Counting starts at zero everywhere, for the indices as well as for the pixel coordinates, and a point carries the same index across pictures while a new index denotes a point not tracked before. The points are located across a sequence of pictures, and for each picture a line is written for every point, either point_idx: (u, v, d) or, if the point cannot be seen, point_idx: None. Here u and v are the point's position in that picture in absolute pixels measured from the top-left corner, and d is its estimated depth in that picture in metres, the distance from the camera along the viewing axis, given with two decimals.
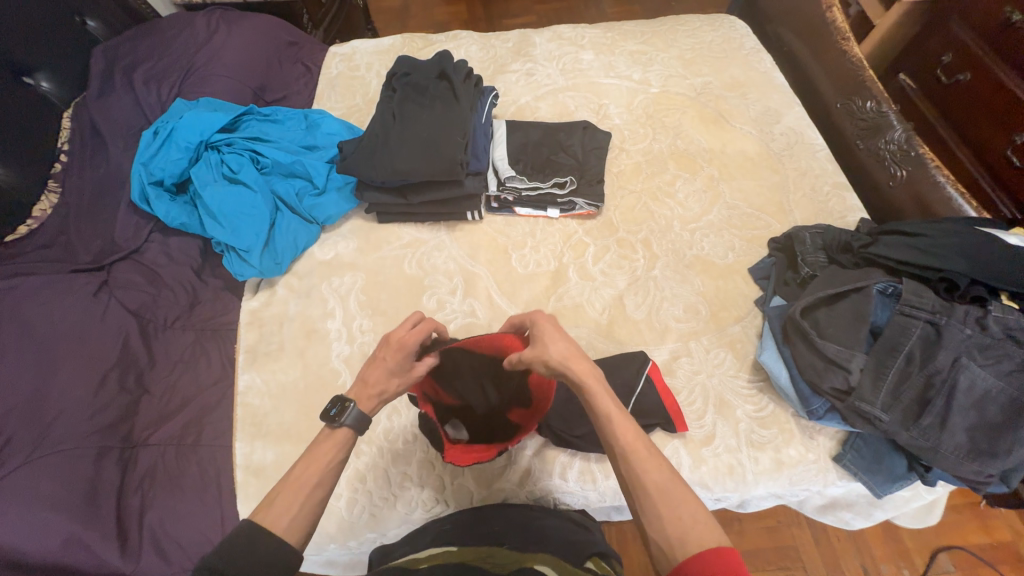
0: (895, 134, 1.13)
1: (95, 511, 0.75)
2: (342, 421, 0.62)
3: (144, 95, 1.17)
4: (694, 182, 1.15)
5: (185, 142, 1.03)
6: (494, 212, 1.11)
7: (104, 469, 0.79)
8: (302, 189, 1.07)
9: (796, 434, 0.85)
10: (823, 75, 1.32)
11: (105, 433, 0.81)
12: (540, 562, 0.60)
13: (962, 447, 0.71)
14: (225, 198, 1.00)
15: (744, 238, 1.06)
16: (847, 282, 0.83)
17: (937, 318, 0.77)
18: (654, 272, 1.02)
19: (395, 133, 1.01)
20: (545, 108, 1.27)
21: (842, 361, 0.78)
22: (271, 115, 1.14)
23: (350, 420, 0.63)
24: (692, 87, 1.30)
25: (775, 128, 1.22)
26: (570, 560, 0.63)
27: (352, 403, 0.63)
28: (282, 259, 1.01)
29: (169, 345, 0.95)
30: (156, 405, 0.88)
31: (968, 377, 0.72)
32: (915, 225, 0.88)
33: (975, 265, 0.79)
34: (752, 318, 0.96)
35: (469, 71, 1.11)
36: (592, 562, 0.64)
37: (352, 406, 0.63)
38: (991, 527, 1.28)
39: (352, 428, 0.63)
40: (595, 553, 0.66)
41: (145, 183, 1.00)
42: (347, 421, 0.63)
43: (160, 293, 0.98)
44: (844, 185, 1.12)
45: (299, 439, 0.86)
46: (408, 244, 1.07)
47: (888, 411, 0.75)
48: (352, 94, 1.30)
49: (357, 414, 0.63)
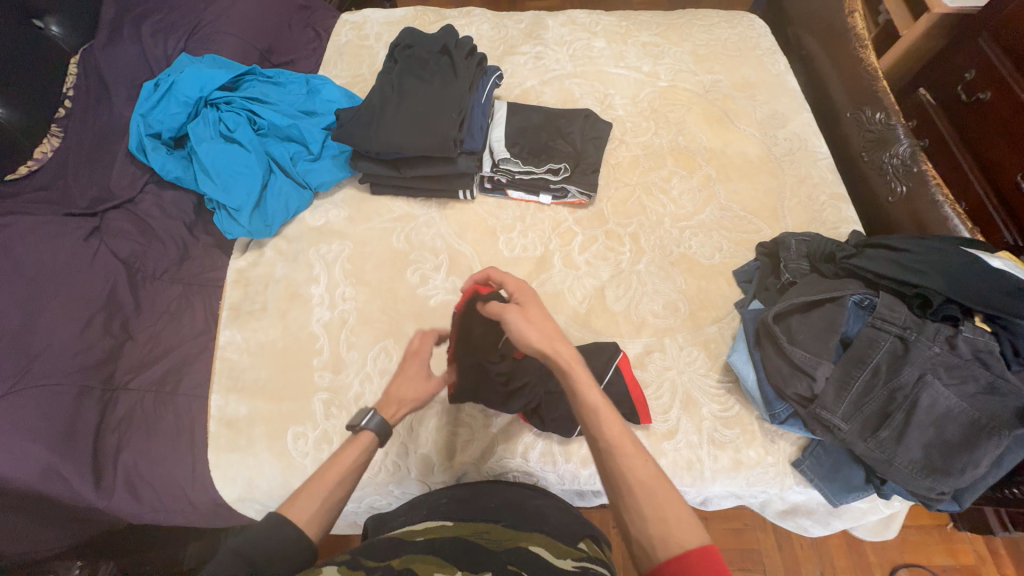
0: (900, 148, 1.10)
1: (73, 445, 0.78)
2: (365, 425, 0.64)
3: (152, 48, 1.17)
4: (691, 180, 1.14)
5: (184, 97, 1.04)
6: (487, 193, 1.12)
7: (82, 406, 0.81)
8: (297, 154, 1.08)
9: (758, 436, 0.86)
10: (837, 84, 1.29)
11: (87, 372, 0.84)
12: (534, 543, 0.62)
13: (916, 462, 0.72)
14: (219, 156, 1.01)
15: (732, 240, 1.06)
16: (825, 291, 0.83)
17: (907, 334, 0.77)
18: (638, 267, 1.02)
19: (392, 106, 1.02)
20: (550, 93, 1.26)
21: (807, 368, 0.78)
22: (273, 77, 1.15)
23: (372, 423, 0.64)
24: (701, 84, 1.28)
25: (779, 132, 1.21)
26: (563, 540, 0.66)
27: (373, 410, 0.65)
28: (272, 222, 1.03)
29: (155, 295, 0.96)
30: (138, 351, 0.90)
31: (931, 395, 0.73)
32: (900, 240, 0.88)
33: (952, 284, 0.79)
34: (730, 319, 0.96)
35: (472, 49, 1.10)
36: (584, 543, 0.67)
37: (370, 412, 0.65)
38: (956, 549, 1.29)
39: (374, 433, 0.64)
40: (586, 535, 0.70)
41: (143, 134, 1.02)
42: (368, 425, 0.64)
43: (151, 244, 1.00)
44: (841, 196, 1.11)
45: (273, 396, 0.89)
46: (399, 218, 1.07)
47: (848, 421, 0.76)
48: (358, 64, 1.30)
49: (379, 421, 0.65)
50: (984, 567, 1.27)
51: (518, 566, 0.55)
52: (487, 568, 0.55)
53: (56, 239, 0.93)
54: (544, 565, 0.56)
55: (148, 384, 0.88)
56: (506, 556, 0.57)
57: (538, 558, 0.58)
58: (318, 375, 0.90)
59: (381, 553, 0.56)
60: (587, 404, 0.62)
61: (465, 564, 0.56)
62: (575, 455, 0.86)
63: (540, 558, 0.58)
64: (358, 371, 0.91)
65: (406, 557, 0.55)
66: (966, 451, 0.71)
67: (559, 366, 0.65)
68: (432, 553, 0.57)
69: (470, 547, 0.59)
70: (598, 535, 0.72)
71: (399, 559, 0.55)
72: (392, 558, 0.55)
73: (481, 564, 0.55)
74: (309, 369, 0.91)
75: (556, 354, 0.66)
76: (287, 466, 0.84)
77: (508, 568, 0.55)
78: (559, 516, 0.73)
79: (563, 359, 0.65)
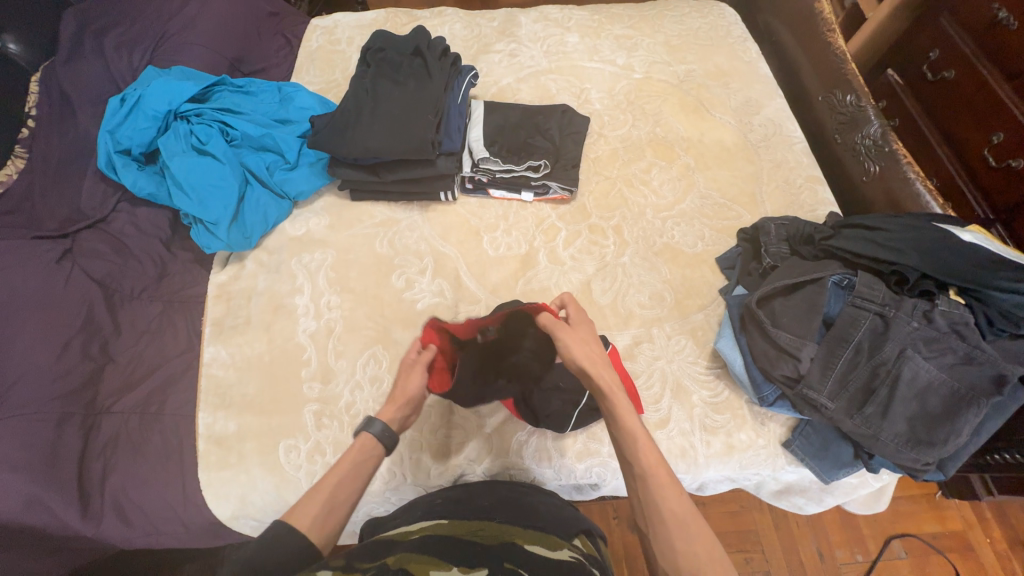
0: (872, 129, 1.12)
1: (56, 475, 0.76)
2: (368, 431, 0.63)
3: (116, 61, 1.14)
4: (670, 170, 1.15)
5: (152, 111, 1.01)
6: (469, 193, 1.11)
7: (64, 432, 0.79)
8: (272, 163, 1.06)
9: (748, 420, 0.87)
10: (808, 68, 1.31)
11: (68, 399, 0.81)
12: (528, 540, 0.62)
13: (902, 435, 0.74)
14: (193, 169, 0.99)
15: (714, 228, 1.07)
16: (805, 273, 0.85)
17: (886, 311, 0.79)
18: (623, 260, 1.03)
19: (368, 110, 1.00)
20: (526, 90, 1.26)
21: (792, 350, 0.80)
22: (243, 87, 1.13)
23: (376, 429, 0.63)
24: (675, 75, 1.29)
25: (754, 119, 1.22)
26: (559, 535, 0.66)
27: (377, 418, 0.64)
28: (251, 234, 1.01)
29: (135, 315, 0.94)
30: (120, 374, 0.88)
31: (912, 369, 0.74)
32: (875, 219, 0.89)
33: (927, 259, 0.81)
34: (715, 306, 0.97)
35: (445, 49, 1.09)
36: (579, 539, 0.68)
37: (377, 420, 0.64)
38: (945, 516, 1.33)
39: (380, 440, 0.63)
40: (581, 530, 0.70)
41: (111, 151, 0.99)
42: (371, 431, 0.63)
43: (127, 263, 0.97)
44: (817, 178, 1.12)
45: (261, 411, 0.88)
46: (382, 223, 1.06)
47: (834, 399, 0.77)
48: (331, 69, 1.28)
49: (380, 427, 0.63)
50: (972, 532, 1.31)
51: (513, 562, 0.55)
52: (482, 565, 0.55)
53: (27, 263, 0.90)
54: (541, 561, 0.57)
55: (132, 406, 0.86)
56: (502, 552, 0.58)
57: (535, 555, 0.58)
58: (307, 386, 0.89)
59: (374, 554, 0.56)
60: (627, 430, 0.62)
61: (460, 561, 0.56)
62: (571, 450, 0.86)
63: (535, 555, 0.58)
64: (348, 380, 0.90)
65: (400, 556, 0.55)
66: (948, 421, 0.73)
67: (598, 387, 0.66)
68: (425, 551, 0.56)
69: (466, 544, 0.59)
70: (593, 529, 0.73)
71: (393, 558, 0.54)
72: (385, 558, 0.55)
73: (476, 562, 0.55)
74: (299, 381, 0.90)
75: (598, 374, 0.67)
76: (280, 480, 0.83)
77: (505, 566, 0.54)
78: (554, 511, 0.74)
79: (604, 383, 0.66)
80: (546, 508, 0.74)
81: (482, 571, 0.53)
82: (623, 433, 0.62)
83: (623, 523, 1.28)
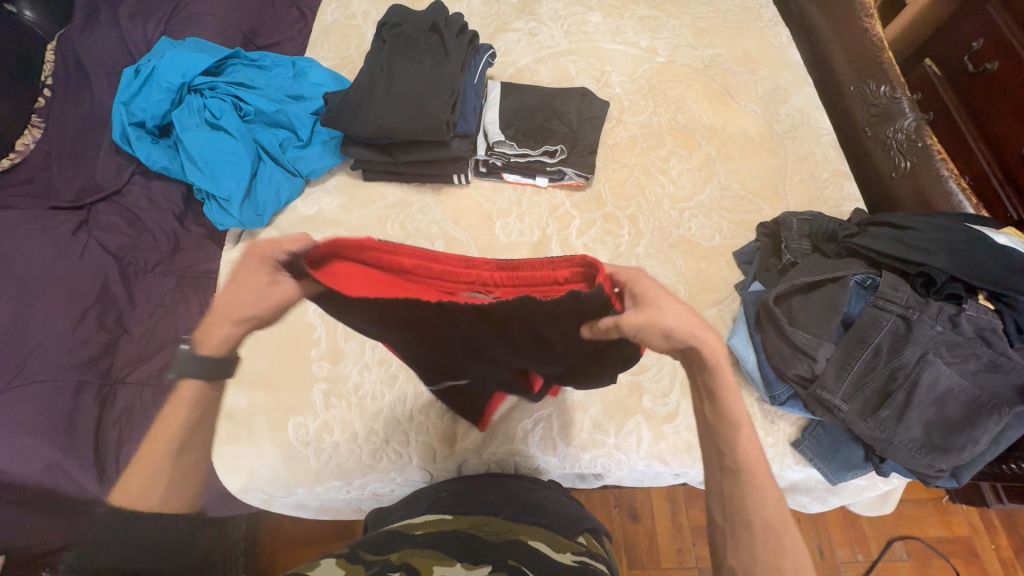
0: (906, 122, 1.09)
1: (74, 440, 0.78)
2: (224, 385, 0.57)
3: (131, 31, 1.12)
4: (690, 159, 1.11)
5: (167, 83, 1.00)
6: (482, 177, 1.09)
7: (82, 400, 0.81)
8: (285, 140, 1.05)
9: (758, 418, 0.86)
10: (841, 56, 1.24)
11: (84, 368, 0.83)
12: (533, 538, 0.62)
13: (915, 440, 0.73)
14: (206, 145, 0.99)
15: (733, 221, 1.04)
16: (827, 271, 0.81)
17: (909, 313, 0.76)
18: (637, 250, 1.01)
19: (383, 87, 0.98)
20: (544, 72, 1.22)
21: (808, 349, 0.78)
22: (258, 60, 1.11)
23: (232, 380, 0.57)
24: (700, 59, 1.24)
25: (781, 108, 1.17)
26: (564, 533, 0.66)
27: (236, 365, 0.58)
28: (263, 211, 1.00)
29: (149, 289, 0.95)
30: (134, 345, 0.90)
31: (932, 374, 0.73)
32: (904, 217, 0.85)
33: (955, 261, 0.77)
34: (731, 301, 0.95)
35: (463, 27, 1.06)
36: (584, 537, 0.68)
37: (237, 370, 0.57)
38: (951, 521, 1.32)
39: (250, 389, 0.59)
40: (587, 528, 0.71)
41: (126, 123, 0.99)
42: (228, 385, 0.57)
43: (141, 238, 0.97)
44: (844, 173, 1.08)
45: (272, 388, 0.88)
46: (393, 205, 1.05)
47: (848, 401, 0.76)
48: (345, 45, 1.25)
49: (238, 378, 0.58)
50: (977, 538, 1.30)
51: (518, 560, 0.56)
52: (487, 561, 0.55)
53: (43, 233, 0.91)
54: (545, 560, 0.57)
55: (146, 377, 0.88)
56: (505, 549, 0.58)
57: (538, 552, 0.58)
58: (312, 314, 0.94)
59: (379, 547, 0.57)
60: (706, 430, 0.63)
61: (464, 556, 0.56)
62: (575, 438, 0.87)
63: (538, 551, 0.58)
64: (356, 361, 0.90)
65: (404, 552, 0.55)
66: (965, 428, 0.72)
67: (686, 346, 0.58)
68: (430, 547, 0.57)
69: (470, 539, 0.60)
70: (598, 527, 0.73)
71: (398, 553, 0.55)
72: (390, 552, 0.56)
73: (480, 558, 0.56)
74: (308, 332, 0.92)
75: (696, 341, 0.57)
76: (289, 456, 0.85)
77: (509, 563, 0.55)
78: (559, 507, 0.74)
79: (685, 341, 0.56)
80: (551, 503, 0.74)
81: (486, 568, 0.53)
82: (722, 415, 0.62)
83: (623, 511, 1.30)
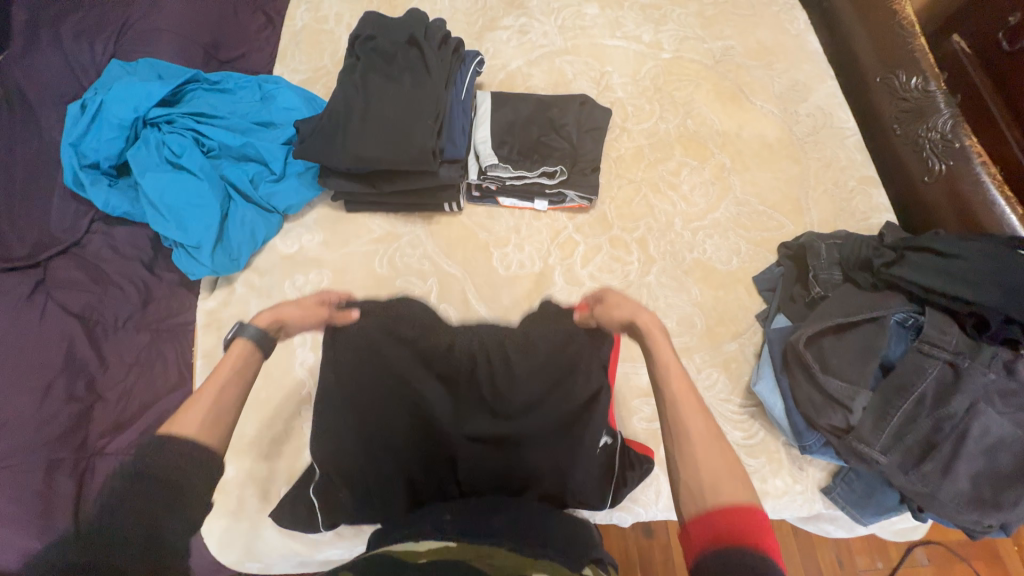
0: (940, 120, 0.98)
1: (50, 524, 0.71)
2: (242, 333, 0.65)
3: (77, 53, 1.02)
4: (702, 171, 1.01)
5: (118, 119, 0.90)
6: (475, 202, 1.00)
7: (57, 484, 0.74)
8: (256, 174, 0.96)
9: (785, 464, 0.79)
10: (865, 42, 1.12)
11: (55, 444, 0.76)
12: (541, 569, 0.53)
13: (962, 495, 0.66)
14: (167, 187, 0.89)
15: (751, 241, 0.95)
16: (863, 311, 0.74)
17: (959, 359, 0.69)
18: (648, 278, 0.93)
19: (360, 112, 0.88)
20: (539, 75, 1.11)
21: (842, 399, 0.71)
22: (219, 83, 1.00)
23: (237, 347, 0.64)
24: (710, 53, 1.12)
25: (800, 107, 1.07)
26: (570, 562, 0.57)
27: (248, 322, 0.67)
28: (238, 255, 0.91)
29: (121, 346, 0.86)
30: (111, 412, 0.82)
31: (983, 424, 0.66)
32: (947, 242, 0.76)
33: (1010, 298, 0.69)
34: (752, 334, 0.87)
35: (446, 35, 0.95)
36: (591, 568, 0.58)
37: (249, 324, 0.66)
38: None
39: (247, 341, 0.64)
40: (592, 557, 0.61)
41: (77, 166, 0.89)
42: (242, 335, 0.65)
43: (107, 293, 0.89)
44: (871, 180, 0.99)
45: (260, 454, 0.82)
46: (380, 239, 0.96)
47: (888, 454, 0.69)
48: (318, 54, 1.13)
49: (252, 330, 0.65)
50: (1001, 541, 1.27)
51: None
52: None
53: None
54: None
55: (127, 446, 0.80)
56: None
57: None
58: (300, 368, 0.88)
59: None
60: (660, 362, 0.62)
61: None
62: None
63: None
64: None
65: None
66: (1020, 483, 0.65)
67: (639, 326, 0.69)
68: None
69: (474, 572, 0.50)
70: (604, 556, 0.64)
71: None
72: None
73: None
74: (299, 387, 0.87)
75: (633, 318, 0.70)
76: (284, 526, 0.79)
77: None
78: (563, 528, 0.65)
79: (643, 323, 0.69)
80: (557, 526, 0.65)
81: None
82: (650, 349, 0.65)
83: (637, 529, 1.26)
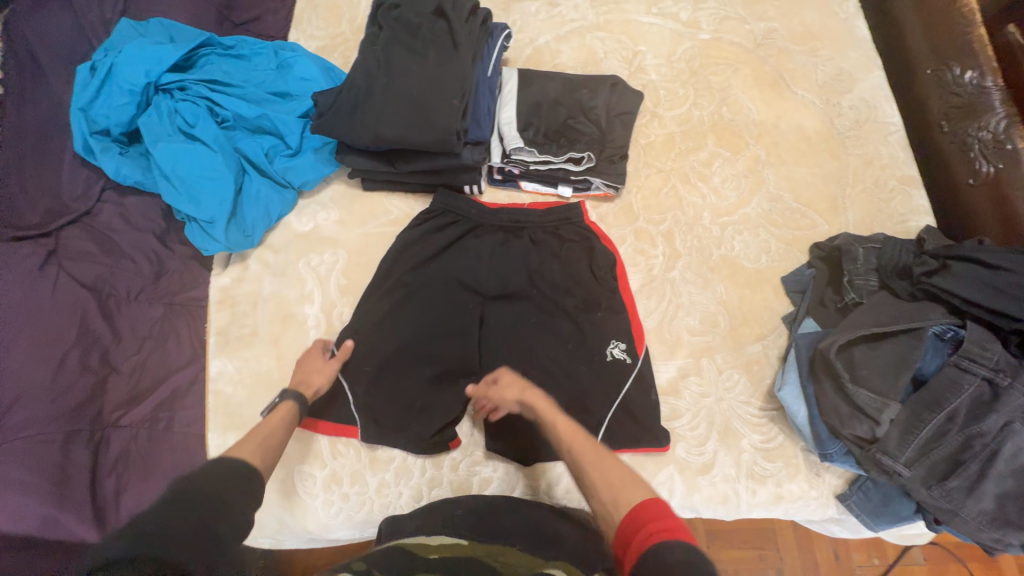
0: (993, 120, 0.92)
1: (68, 494, 0.71)
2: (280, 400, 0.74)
3: (84, 9, 0.94)
4: (735, 163, 0.97)
5: (129, 83, 0.86)
6: (497, 185, 0.97)
7: (74, 454, 0.73)
8: (272, 148, 0.92)
9: (802, 469, 0.79)
10: (917, 29, 1.05)
11: (70, 417, 0.75)
12: (552, 566, 0.55)
13: (986, 513, 0.65)
14: (179, 158, 0.86)
15: (782, 239, 0.91)
16: (901, 321, 0.71)
17: (998, 377, 0.67)
18: (673, 274, 0.90)
19: (382, 87, 0.84)
20: (568, 52, 1.05)
21: (871, 411, 0.69)
22: (233, 49, 0.96)
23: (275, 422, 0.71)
24: (751, 36, 1.06)
25: (843, 98, 1.01)
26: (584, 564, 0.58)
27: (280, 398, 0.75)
28: (252, 232, 0.89)
29: (135, 319, 0.86)
30: (125, 384, 0.82)
31: (1015, 444, 0.65)
32: (991, 251, 0.73)
33: None
34: (777, 337, 0.85)
35: (474, 6, 0.89)
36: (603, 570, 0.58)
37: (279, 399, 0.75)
38: None
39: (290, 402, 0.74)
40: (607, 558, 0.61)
41: (87, 132, 0.86)
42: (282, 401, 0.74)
43: (119, 265, 0.87)
44: (912, 180, 0.94)
45: None
46: (398, 220, 0.93)
47: (912, 468, 0.68)
48: (337, 20, 1.07)
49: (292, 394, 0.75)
50: None
51: None
52: None
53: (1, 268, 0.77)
54: None
55: (141, 419, 0.82)
56: None
57: None
58: None
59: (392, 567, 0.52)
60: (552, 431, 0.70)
61: None
62: None
63: None
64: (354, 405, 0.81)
65: None
66: None
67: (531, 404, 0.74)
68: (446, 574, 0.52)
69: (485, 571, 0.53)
70: None
71: None
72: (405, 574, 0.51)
73: None
74: None
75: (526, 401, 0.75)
76: (295, 506, 0.79)
77: None
78: (575, 530, 0.66)
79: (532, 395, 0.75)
80: (568, 529, 0.65)
81: None
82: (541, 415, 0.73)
83: None
